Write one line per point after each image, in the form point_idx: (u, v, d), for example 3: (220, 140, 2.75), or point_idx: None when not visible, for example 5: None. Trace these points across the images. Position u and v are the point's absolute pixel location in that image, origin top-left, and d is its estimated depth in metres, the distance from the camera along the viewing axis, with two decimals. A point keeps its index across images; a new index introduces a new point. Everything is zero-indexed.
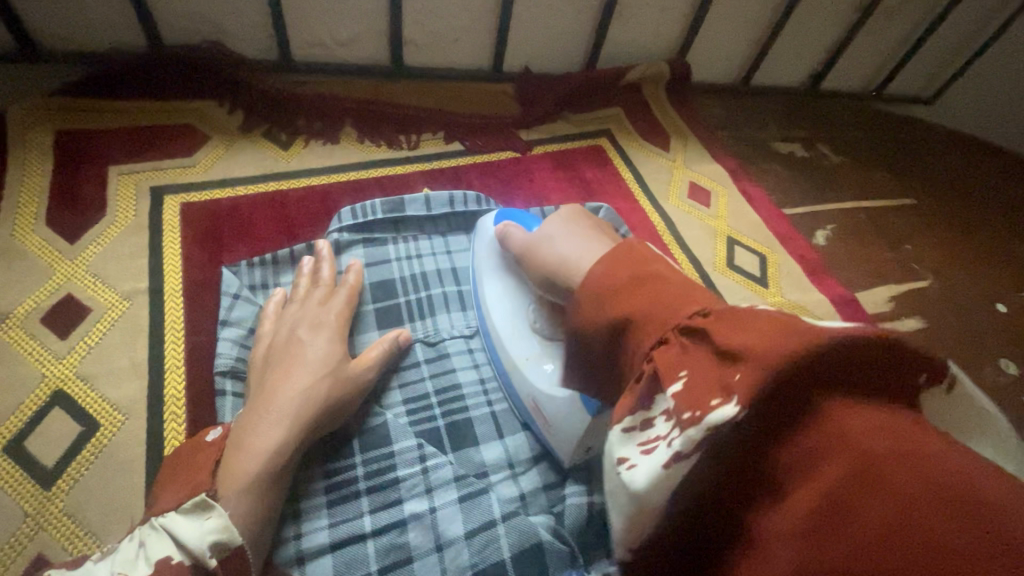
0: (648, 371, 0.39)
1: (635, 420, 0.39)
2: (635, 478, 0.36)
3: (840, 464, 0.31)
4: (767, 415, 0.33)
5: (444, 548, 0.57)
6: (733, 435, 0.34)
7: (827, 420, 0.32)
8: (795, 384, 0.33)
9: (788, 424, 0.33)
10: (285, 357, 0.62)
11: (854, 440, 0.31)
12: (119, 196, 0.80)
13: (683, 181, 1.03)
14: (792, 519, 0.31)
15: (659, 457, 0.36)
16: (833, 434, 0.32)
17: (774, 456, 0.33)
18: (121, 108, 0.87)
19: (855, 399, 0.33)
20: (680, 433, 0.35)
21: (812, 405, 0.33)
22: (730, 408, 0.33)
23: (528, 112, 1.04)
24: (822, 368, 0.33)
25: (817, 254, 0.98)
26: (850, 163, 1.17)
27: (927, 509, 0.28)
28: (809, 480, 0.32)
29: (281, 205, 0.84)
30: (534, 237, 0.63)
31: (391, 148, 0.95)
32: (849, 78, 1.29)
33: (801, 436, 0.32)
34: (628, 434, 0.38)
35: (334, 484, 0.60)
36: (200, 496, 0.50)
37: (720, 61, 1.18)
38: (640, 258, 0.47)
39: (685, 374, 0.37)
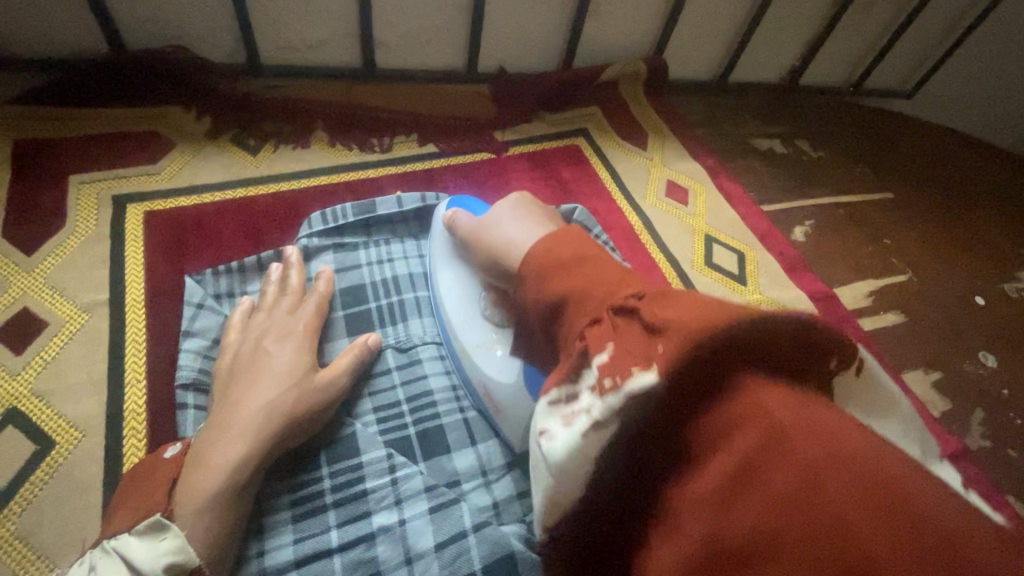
0: (578, 347, 0.39)
1: (560, 393, 0.38)
2: (554, 449, 0.36)
3: (751, 432, 0.29)
4: (683, 386, 0.32)
5: (413, 561, 0.56)
6: (651, 405, 0.33)
7: (741, 393, 0.31)
8: (709, 358, 0.32)
9: (704, 397, 0.32)
10: (248, 369, 0.60)
11: (767, 411, 0.29)
12: (80, 206, 0.77)
13: (661, 180, 1.02)
14: (699, 490, 0.30)
15: (579, 426, 0.35)
16: (744, 405, 0.30)
17: (687, 429, 0.32)
18: (82, 115, 0.85)
19: (773, 377, 0.32)
20: (601, 401, 0.34)
21: (728, 377, 0.31)
22: (648, 376, 0.32)
23: (503, 112, 1.03)
24: (739, 343, 0.32)
25: (797, 250, 0.98)
26: (829, 159, 1.16)
27: (830, 479, 0.26)
28: (718, 453, 0.30)
29: (249, 212, 0.83)
30: (483, 222, 0.63)
31: (363, 151, 0.94)
32: (826, 73, 1.29)
33: (715, 409, 0.31)
34: (552, 407, 0.38)
35: (300, 499, 0.58)
36: (155, 517, 0.49)
37: (698, 58, 1.17)
38: (586, 244, 0.48)
39: (611, 346, 0.37)
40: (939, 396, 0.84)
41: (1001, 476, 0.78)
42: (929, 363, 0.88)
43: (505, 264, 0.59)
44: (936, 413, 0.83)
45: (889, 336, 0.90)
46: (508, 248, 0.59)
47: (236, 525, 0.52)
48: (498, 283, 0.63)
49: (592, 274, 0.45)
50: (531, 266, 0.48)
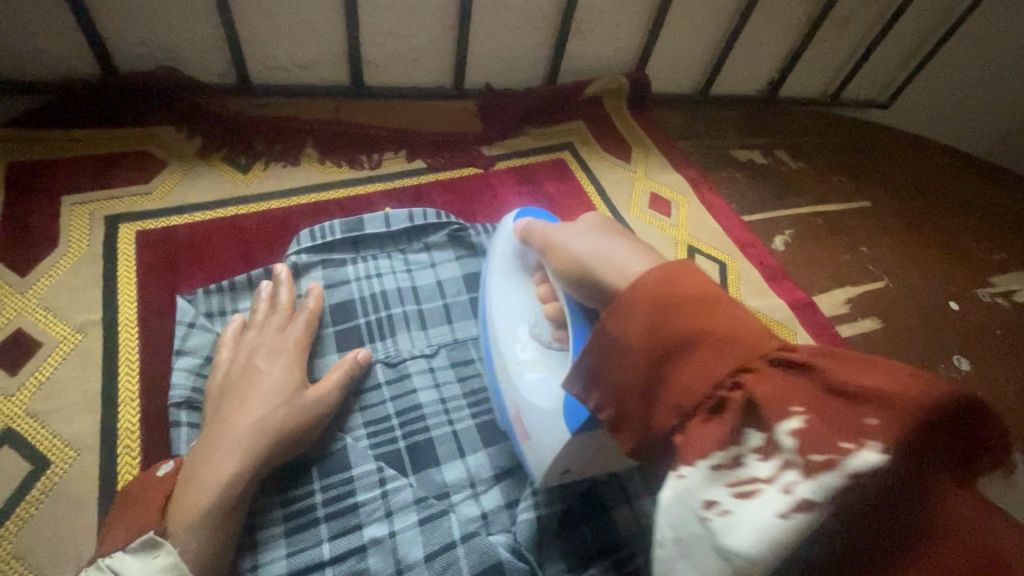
0: (738, 397, 0.36)
1: (724, 457, 0.36)
2: (733, 533, 0.33)
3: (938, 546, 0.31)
4: (886, 481, 0.32)
5: (404, 572, 0.57)
6: (863, 492, 0.32)
7: (935, 497, 0.32)
8: (917, 452, 0.32)
9: (907, 494, 0.32)
10: (237, 387, 0.61)
11: (968, 524, 0.31)
12: (73, 226, 0.79)
13: (644, 192, 1.04)
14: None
15: (775, 506, 0.32)
16: (934, 510, 0.32)
17: (879, 525, 0.32)
18: (75, 138, 0.86)
19: (951, 479, 0.32)
20: (806, 484, 0.32)
21: (916, 476, 0.32)
22: (874, 455, 0.31)
23: (490, 128, 1.05)
24: (940, 434, 0.32)
25: (776, 260, 1.00)
26: (808, 169, 1.19)
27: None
28: (920, 556, 0.31)
29: (240, 230, 0.84)
30: (563, 233, 0.60)
31: (352, 168, 0.95)
32: (804, 85, 1.32)
33: (907, 505, 0.32)
34: (717, 474, 0.35)
35: (291, 513, 0.60)
36: (148, 534, 0.50)
37: (680, 72, 1.21)
38: (699, 275, 0.43)
39: (801, 411, 0.34)
40: None
41: None
42: (905, 368, 0.91)
43: (596, 284, 0.53)
44: None
45: (866, 342, 0.93)
46: (605, 265, 0.52)
47: (229, 540, 0.53)
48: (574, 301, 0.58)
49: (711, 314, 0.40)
50: (636, 294, 0.41)
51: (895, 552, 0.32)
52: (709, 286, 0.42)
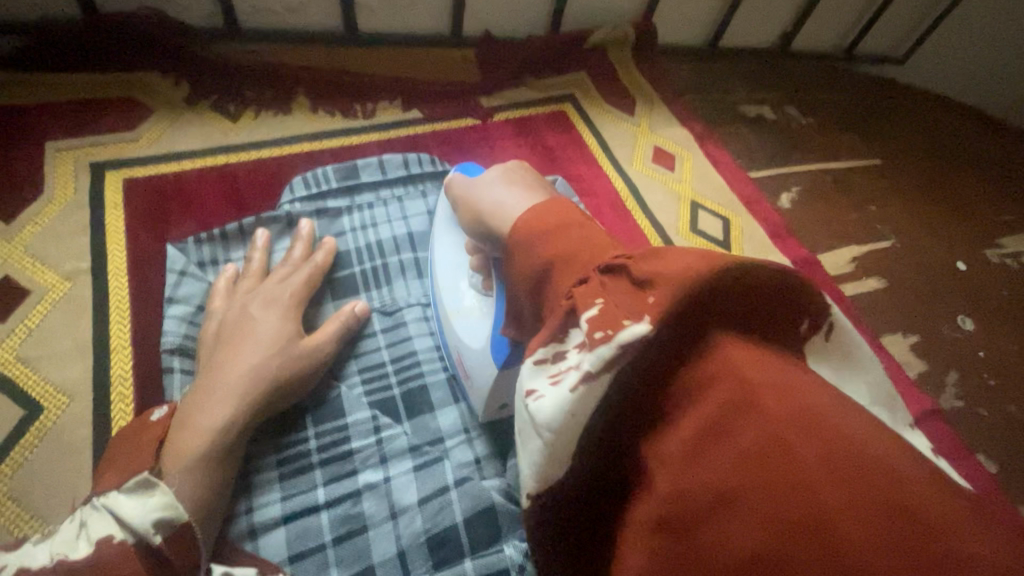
0: (566, 305, 0.34)
1: (545, 352, 0.34)
2: (542, 409, 0.32)
3: (722, 393, 0.29)
4: (667, 356, 0.31)
5: (398, 515, 0.58)
6: (655, 356, 0.31)
7: (715, 348, 0.30)
8: (706, 305, 0.30)
9: (686, 352, 0.30)
10: (230, 335, 0.61)
11: (738, 370, 0.29)
12: (58, 173, 0.76)
13: (648, 146, 1.01)
14: (665, 448, 0.30)
15: (568, 382, 0.32)
16: (718, 362, 0.30)
17: (663, 388, 0.31)
18: (52, 82, 0.83)
19: (743, 333, 0.31)
20: (591, 354, 0.31)
21: (704, 335, 0.30)
22: (642, 326, 0.30)
23: (488, 78, 1.01)
24: (741, 299, 0.31)
25: (781, 217, 0.98)
26: (818, 126, 1.15)
27: (783, 426, 0.27)
28: (691, 410, 0.29)
29: (231, 179, 0.82)
30: (477, 182, 0.58)
31: (346, 117, 0.92)
32: (818, 38, 1.27)
33: (685, 363, 0.30)
34: (539, 366, 0.34)
35: (286, 458, 0.60)
36: (143, 475, 0.49)
37: (688, 22, 1.15)
38: (571, 211, 0.41)
39: (601, 301, 0.33)
40: (915, 358, 0.87)
41: (972, 434, 0.81)
42: (908, 327, 0.90)
43: (488, 226, 0.52)
44: (912, 375, 0.85)
45: (869, 301, 0.92)
46: (498, 211, 0.52)
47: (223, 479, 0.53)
48: (485, 246, 0.56)
49: (576, 240, 0.38)
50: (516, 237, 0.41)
51: (671, 411, 0.30)
52: (571, 215, 0.40)
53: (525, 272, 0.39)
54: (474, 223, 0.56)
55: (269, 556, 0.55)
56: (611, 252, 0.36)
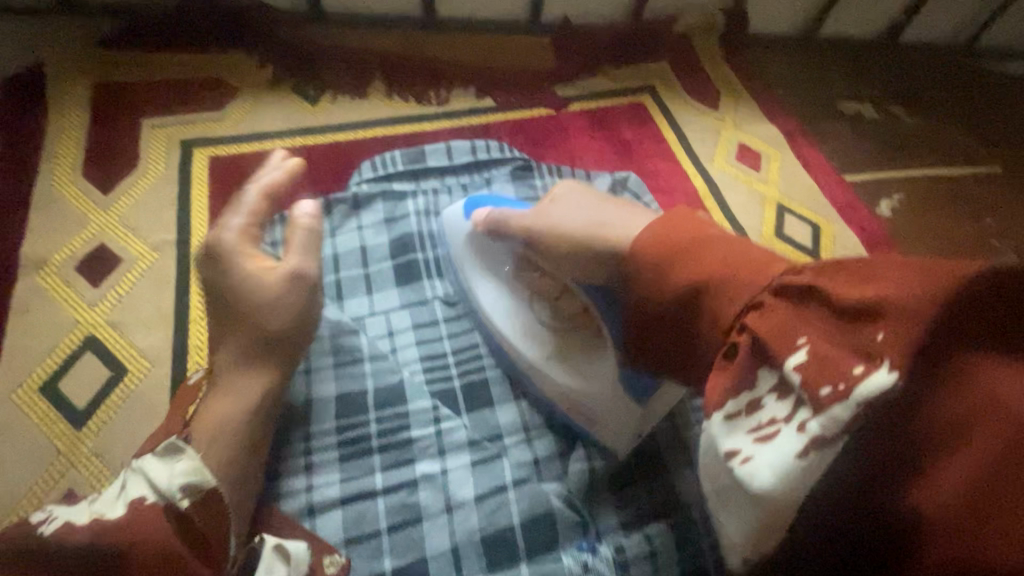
0: (746, 341, 0.35)
1: (738, 403, 0.34)
2: (757, 476, 0.31)
3: (990, 443, 0.27)
4: (908, 398, 0.29)
5: (453, 510, 0.57)
6: (897, 405, 0.29)
7: (968, 383, 0.28)
8: (963, 336, 0.29)
9: (927, 391, 0.29)
10: (229, 300, 0.56)
11: (1005, 411, 0.27)
12: (151, 148, 0.80)
13: (732, 142, 0.94)
14: (938, 501, 0.28)
15: (791, 447, 0.30)
16: (978, 405, 0.28)
17: (908, 431, 0.30)
18: (151, 60, 0.87)
19: (1002, 362, 0.28)
20: (812, 418, 0.30)
21: (951, 365, 0.29)
22: (886, 376, 0.29)
23: (565, 66, 0.98)
24: (975, 318, 0.29)
25: (880, 225, 0.89)
26: (927, 127, 1.04)
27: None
28: (958, 462, 0.28)
29: (307, 161, 0.83)
30: (547, 214, 0.56)
31: (419, 103, 0.91)
32: (934, 29, 1.14)
33: (938, 401, 0.29)
34: (731, 421, 0.34)
35: (346, 440, 0.60)
36: (173, 439, 0.50)
37: (786, 10, 1.06)
38: (687, 225, 0.44)
39: (804, 343, 0.32)
40: None
41: None
42: None
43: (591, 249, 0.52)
44: None
45: None
46: (599, 233, 0.51)
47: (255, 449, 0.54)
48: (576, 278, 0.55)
49: (717, 256, 0.40)
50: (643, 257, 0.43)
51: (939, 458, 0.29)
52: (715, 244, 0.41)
53: (660, 285, 0.42)
54: (564, 260, 0.54)
55: (325, 537, 0.55)
56: (775, 270, 0.37)
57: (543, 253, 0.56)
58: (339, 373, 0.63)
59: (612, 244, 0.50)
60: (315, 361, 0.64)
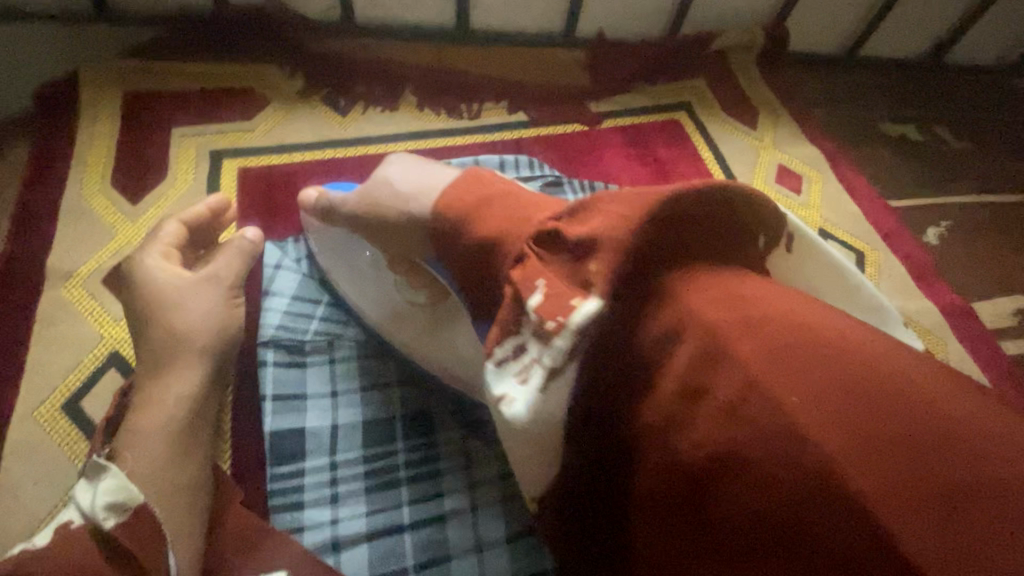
0: (508, 293, 0.35)
1: (504, 350, 0.35)
2: (514, 411, 0.34)
3: (688, 347, 0.31)
4: (616, 322, 0.34)
5: (484, 550, 0.54)
6: (603, 329, 0.33)
7: (674, 298, 0.33)
8: (647, 253, 0.34)
9: (638, 307, 0.34)
10: (140, 295, 0.54)
11: (704, 323, 0.31)
12: (180, 158, 0.79)
13: (771, 164, 0.91)
14: (650, 412, 0.32)
15: (536, 381, 0.33)
16: (685, 321, 0.32)
17: (625, 351, 0.34)
18: (183, 69, 0.86)
19: (695, 273, 0.34)
20: (548, 348, 0.33)
21: (653, 281, 0.34)
22: (593, 304, 0.32)
23: (599, 81, 0.95)
24: (658, 234, 0.34)
25: (927, 254, 0.85)
26: (975, 152, 1.00)
27: (792, 391, 0.28)
28: (668, 374, 0.32)
29: (336, 174, 0.82)
30: (369, 189, 0.52)
31: (450, 117, 0.90)
32: (981, 49, 1.10)
33: (648, 316, 0.34)
34: (500, 367, 0.35)
35: (373, 470, 0.58)
36: (92, 460, 0.47)
37: (828, 27, 1.03)
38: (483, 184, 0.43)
39: (543, 283, 0.34)
40: None
41: None
42: None
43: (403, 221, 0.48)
44: None
45: None
46: (398, 202, 0.48)
47: (202, 468, 0.52)
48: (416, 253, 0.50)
49: (499, 208, 0.40)
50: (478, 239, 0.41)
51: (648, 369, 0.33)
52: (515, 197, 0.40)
53: (475, 252, 0.40)
54: (385, 238, 0.50)
55: (350, 574, 0.53)
56: (539, 216, 0.37)
57: (373, 229, 0.52)
58: (367, 398, 0.61)
59: (414, 212, 0.46)
60: (343, 385, 0.62)
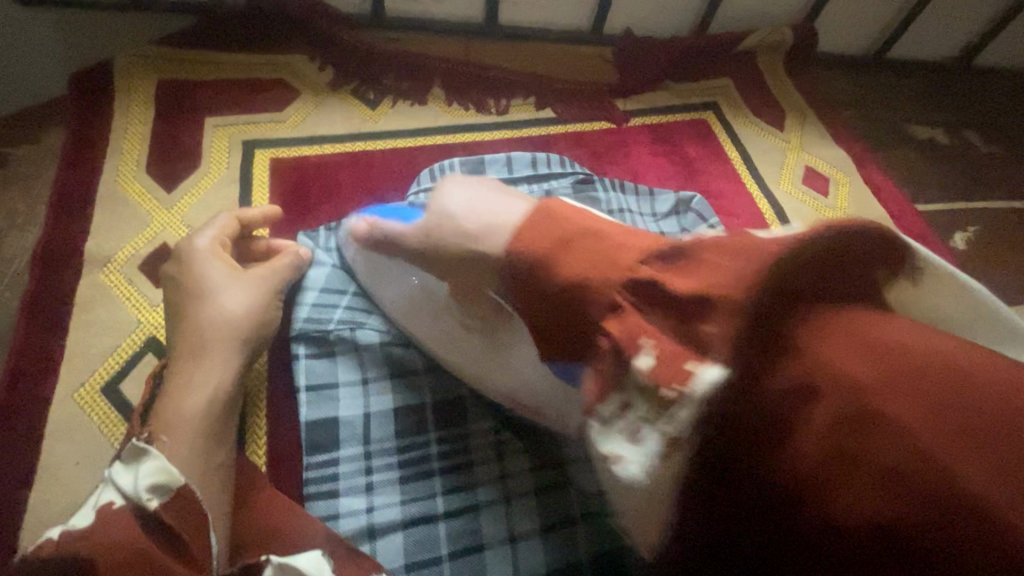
0: (607, 346, 0.33)
1: (609, 408, 0.33)
2: (628, 473, 0.32)
3: (828, 401, 0.27)
4: (741, 379, 0.29)
5: (517, 540, 0.55)
6: (734, 393, 0.29)
7: (802, 344, 0.29)
8: (773, 303, 0.30)
9: (762, 354, 0.30)
10: (190, 283, 0.58)
11: (840, 370, 0.28)
12: (213, 148, 0.80)
13: (798, 165, 0.91)
14: (781, 472, 0.28)
15: (650, 449, 0.32)
16: (811, 366, 0.29)
17: (746, 405, 0.29)
18: (215, 59, 0.86)
19: (818, 307, 0.31)
20: (670, 415, 0.30)
21: (774, 328, 0.30)
22: (717, 371, 0.29)
23: (627, 79, 0.95)
24: (793, 277, 0.31)
25: (955, 258, 0.85)
26: (1002, 157, 1.00)
27: (894, 397, 0.26)
28: (802, 429, 0.28)
29: (366, 166, 0.82)
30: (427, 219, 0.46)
31: (478, 112, 0.90)
32: (1012, 52, 1.09)
33: (773, 365, 0.29)
34: (605, 430, 0.33)
35: (406, 460, 0.58)
36: (133, 443, 0.47)
37: (856, 28, 1.02)
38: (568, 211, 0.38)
39: (650, 342, 0.31)
40: None
41: None
42: None
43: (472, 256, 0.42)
44: None
45: None
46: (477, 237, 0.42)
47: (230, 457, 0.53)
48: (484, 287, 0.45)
49: (586, 250, 0.35)
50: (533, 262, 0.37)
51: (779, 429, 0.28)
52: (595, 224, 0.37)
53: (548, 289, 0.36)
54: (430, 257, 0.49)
55: (385, 562, 0.53)
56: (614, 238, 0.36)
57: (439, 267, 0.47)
58: (397, 386, 0.62)
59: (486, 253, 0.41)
60: (372, 372, 0.62)
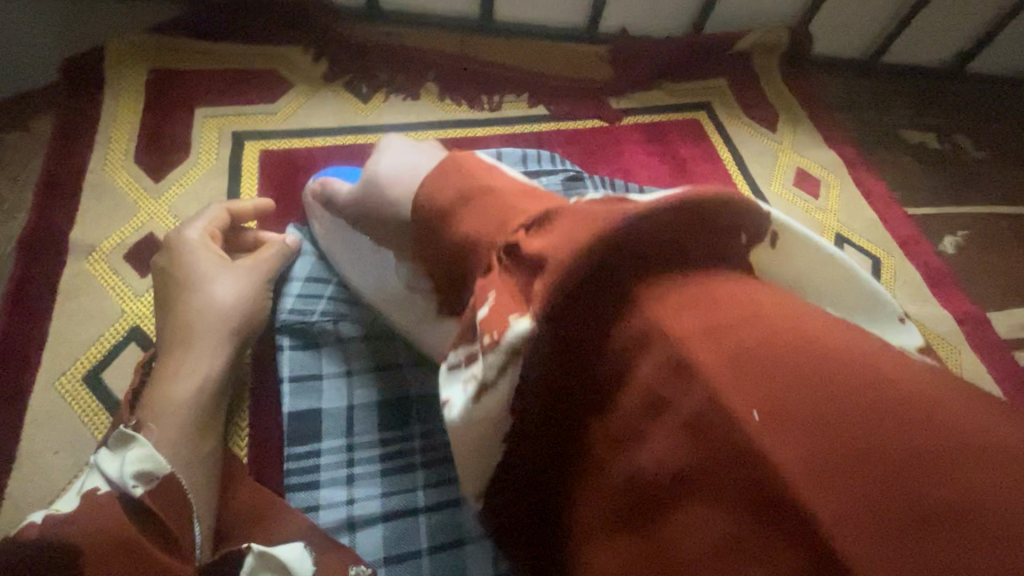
0: None
1: (456, 357, 0.37)
2: (451, 413, 0.36)
3: (675, 376, 0.28)
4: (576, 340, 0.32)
5: None
6: (541, 359, 0.32)
7: (638, 309, 0.31)
8: (609, 271, 0.31)
9: (594, 324, 0.32)
10: (178, 273, 0.58)
11: (684, 347, 0.28)
12: (203, 138, 0.79)
13: (789, 167, 0.91)
14: (628, 447, 0.30)
15: (466, 388, 0.36)
16: (657, 337, 0.29)
17: (585, 373, 0.32)
18: (206, 50, 0.86)
19: (663, 276, 0.32)
20: (484, 359, 0.33)
21: (616, 292, 0.31)
22: (524, 323, 0.32)
23: (620, 77, 0.95)
24: (645, 246, 0.32)
25: (944, 262, 0.85)
26: (993, 163, 1.00)
27: (729, 377, 0.27)
28: (641, 401, 0.29)
29: (357, 159, 0.82)
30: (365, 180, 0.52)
31: (471, 107, 0.90)
32: (1004, 59, 1.09)
33: (611, 334, 0.31)
34: (450, 371, 0.37)
35: (389, 454, 0.58)
36: (120, 429, 0.47)
37: (850, 31, 1.03)
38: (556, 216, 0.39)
39: (493, 295, 0.34)
40: None
41: None
42: None
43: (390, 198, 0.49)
44: None
45: None
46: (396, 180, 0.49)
47: (214, 448, 0.52)
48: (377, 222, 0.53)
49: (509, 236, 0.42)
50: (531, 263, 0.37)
51: (626, 404, 0.30)
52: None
53: None
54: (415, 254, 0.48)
55: (364, 555, 0.53)
56: None
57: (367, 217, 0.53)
58: (381, 379, 0.62)
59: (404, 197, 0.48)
60: (356, 364, 0.62)
